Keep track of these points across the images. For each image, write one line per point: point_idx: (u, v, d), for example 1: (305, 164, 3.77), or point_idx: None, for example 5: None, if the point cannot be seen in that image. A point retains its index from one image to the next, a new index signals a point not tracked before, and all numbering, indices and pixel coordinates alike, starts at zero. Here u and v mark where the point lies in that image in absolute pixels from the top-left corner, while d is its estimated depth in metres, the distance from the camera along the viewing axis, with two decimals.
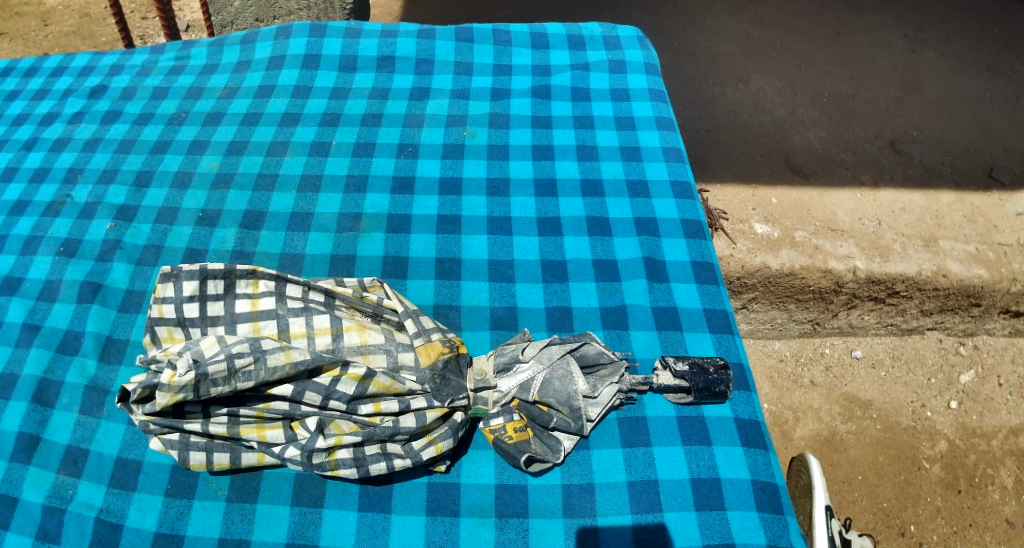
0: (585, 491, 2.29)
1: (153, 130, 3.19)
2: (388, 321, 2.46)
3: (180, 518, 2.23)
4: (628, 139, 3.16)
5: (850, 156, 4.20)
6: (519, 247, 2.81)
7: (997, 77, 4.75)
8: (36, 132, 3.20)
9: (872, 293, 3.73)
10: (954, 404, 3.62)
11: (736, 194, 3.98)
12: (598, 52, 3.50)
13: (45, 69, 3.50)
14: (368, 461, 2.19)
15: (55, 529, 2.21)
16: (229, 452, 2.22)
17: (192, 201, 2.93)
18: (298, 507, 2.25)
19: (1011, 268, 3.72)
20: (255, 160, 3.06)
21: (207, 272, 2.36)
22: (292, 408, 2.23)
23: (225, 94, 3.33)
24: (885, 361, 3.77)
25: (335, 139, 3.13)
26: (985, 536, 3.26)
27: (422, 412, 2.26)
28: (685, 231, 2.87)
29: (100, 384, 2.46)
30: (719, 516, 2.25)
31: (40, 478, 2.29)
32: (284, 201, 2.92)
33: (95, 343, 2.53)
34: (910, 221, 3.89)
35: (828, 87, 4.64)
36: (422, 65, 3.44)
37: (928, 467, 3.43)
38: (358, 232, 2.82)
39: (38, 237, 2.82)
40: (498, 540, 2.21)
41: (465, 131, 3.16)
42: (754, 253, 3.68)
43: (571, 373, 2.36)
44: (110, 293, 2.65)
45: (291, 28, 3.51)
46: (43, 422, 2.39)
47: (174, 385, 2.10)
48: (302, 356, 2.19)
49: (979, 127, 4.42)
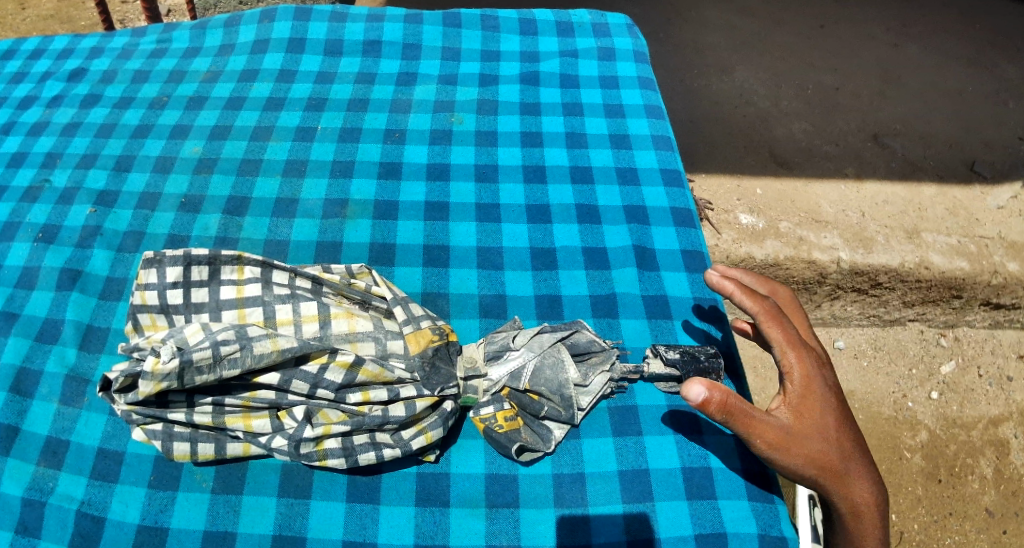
0: (575, 480, 2.28)
1: (133, 114, 3.11)
2: (377, 308, 2.41)
3: (164, 510, 2.18)
4: (616, 126, 3.14)
5: (834, 148, 4.23)
6: (507, 235, 2.79)
7: (981, 69, 4.78)
8: (14, 116, 3.12)
9: (855, 285, 3.76)
10: (935, 395, 3.66)
11: (721, 185, 3.99)
12: (587, 39, 3.48)
13: (21, 52, 3.39)
14: (357, 451, 2.17)
15: (35, 522, 2.16)
16: (215, 443, 2.18)
17: (174, 186, 2.86)
18: (285, 498, 2.21)
19: (992, 260, 3.76)
20: (239, 145, 2.99)
21: (191, 257, 2.29)
22: (279, 397, 2.18)
23: (207, 78, 3.25)
24: (867, 351, 3.80)
25: (320, 124, 3.07)
26: (964, 525, 3.31)
27: (411, 401, 2.22)
28: (675, 220, 2.86)
29: (80, 374, 2.39)
30: (710, 505, 2.25)
31: (18, 470, 2.23)
32: (269, 187, 2.86)
33: (75, 331, 2.46)
34: (893, 213, 3.92)
35: (814, 78, 4.65)
36: (410, 51, 3.38)
37: (909, 457, 3.47)
38: (344, 219, 2.78)
39: (15, 222, 2.74)
40: (488, 531, 2.20)
41: (453, 117, 3.12)
42: (739, 243, 3.71)
43: (562, 361, 2.31)
44: (91, 281, 2.59)
45: (275, 11, 3.42)
46: (22, 413, 2.32)
47: (158, 373, 2.04)
48: (289, 343, 2.12)
49: (963, 119, 4.43)
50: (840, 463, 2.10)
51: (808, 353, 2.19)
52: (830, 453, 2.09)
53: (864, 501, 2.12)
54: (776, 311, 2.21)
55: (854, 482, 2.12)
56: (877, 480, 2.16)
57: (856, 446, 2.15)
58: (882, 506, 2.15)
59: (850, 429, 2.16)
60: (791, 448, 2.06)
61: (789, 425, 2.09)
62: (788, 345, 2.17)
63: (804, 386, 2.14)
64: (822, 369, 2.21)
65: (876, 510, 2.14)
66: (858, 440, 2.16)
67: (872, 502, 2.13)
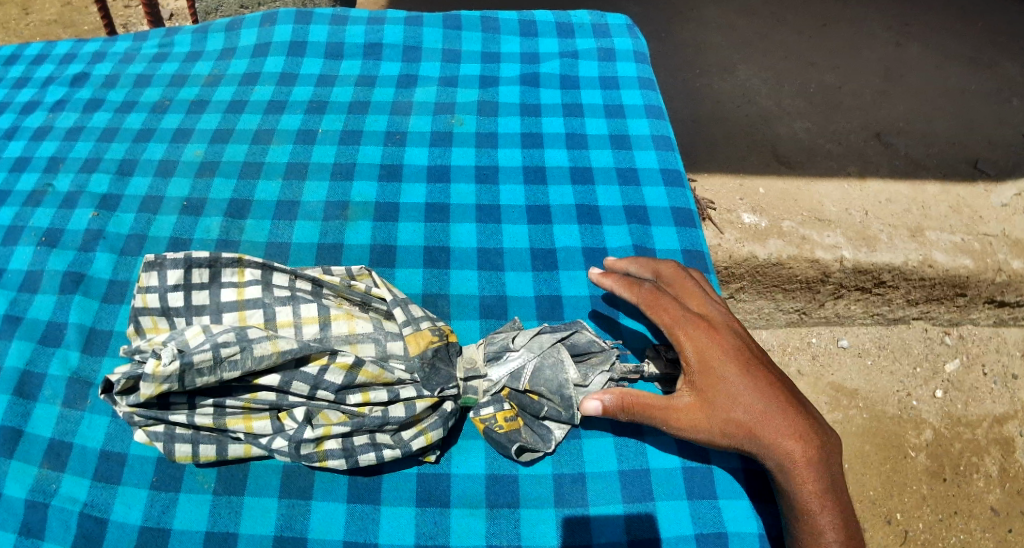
0: (576, 481, 2.28)
1: (136, 118, 3.13)
2: (377, 309, 2.42)
3: (166, 511, 2.20)
4: (617, 127, 3.14)
5: (836, 147, 4.22)
6: (508, 235, 2.79)
7: (985, 66, 4.75)
8: (18, 121, 3.14)
9: (858, 283, 3.74)
10: (940, 393, 3.64)
11: (723, 184, 4.00)
12: (587, 40, 3.48)
13: (25, 57, 3.42)
14: (357, 452, 2.18)
15: (38, 524, 2.18)
16: (216, 444, 2.19)
17: (176, 189, 2.87)
18: (287, 499, 2.22)
19: (996, 258, 3.75)
20: (241, 148, 3.01)
21: (192, 260, 2.30)
22: (279, 399, 2.19)
23: (209, 82, 3.26)
24: (871, 350, 3.78)
25: (321, 126, 3.08)
26: (969, 524, 3.30)
27: (411, 402, 2.23)
28: (676, 220, 2.86)
29: (83, 376, 2.41)
30: (711, 504, 2.24)
31: (22, 472, 2.25)
32: (270, 189, 2.88)
33: (78, 334, 2.48)
34: (896, 211, 3.91)
35: (815, 77, 4.64)
36: (410, 53, 3.39)
37: (915, 456, 3.46)
38: (345, 220, 2.79)
39: (19, 226, 2.76)
40: (489, 531, 2.21)
41: (454, 119, 3.13)
42: (742, 243, 3.71)
43: (562, 361, 2.30)
44: (94, 284, 2.60)
45: (277, 14, 3.44)
46: (25, 415, 2.34)
47: (159, 376, 2.05)
48: (289, 345, 2.14)
49: (966, 116, 4.42)
50: (749, 424, 2.10)
51: (696, 324, 2.23)
52: (741, 416, 2.10)
53: (793, 453, 2.09)
54: (656, 295, 2.30)
55: (777, 440, 2.10)
56: (805, 431, 2.12)
57: (773, 402, 2.13)
58: (818, 456, 2.10)
59: (763, 386, 2.15)
60: (693, 418, 2.12)
61: (690, 397, 2.14)
62: (671, 322, 2.25)
63: (699, 357, 2.18)
64: (719, 336, 2.23)
65: (810, 461, 2.09)
66: (774, 395, 2.14)
67: (803, 455, 2.09)
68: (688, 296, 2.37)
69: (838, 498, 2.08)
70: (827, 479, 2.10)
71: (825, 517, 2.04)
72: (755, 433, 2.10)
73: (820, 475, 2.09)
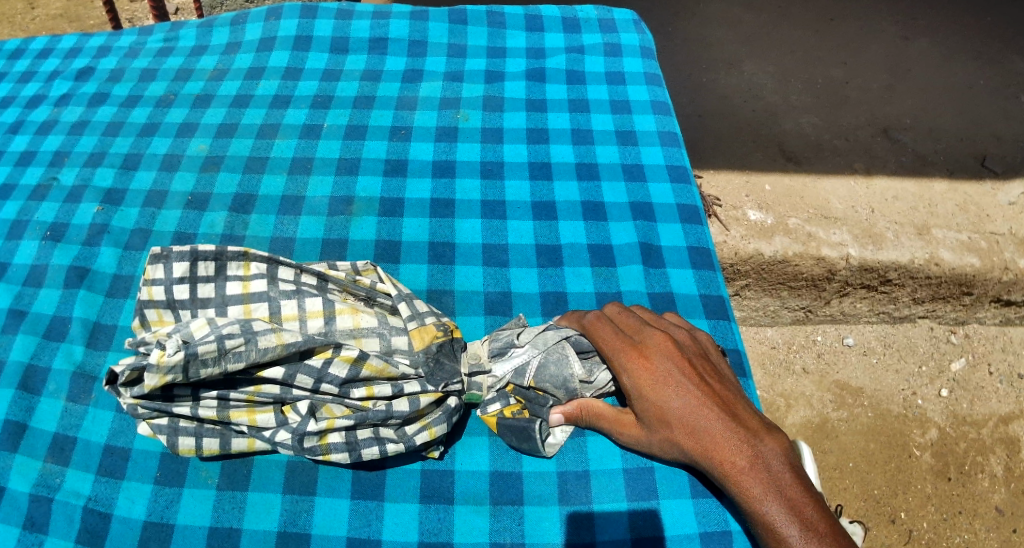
0: (580, 478, 2.27)
1: (141, 112, 3.12)
2: (381, 304, 2.41)
3: (170, 506, 2.19)
4: (622, 123, 3.12)
5: (842, 143, 4.19)
6: (513, 231, 2.78)
7: (995, 60, 4.70)
8: (22, 115, 3.13)
9: (864, 281, 3.72)
10: (945, 392, 3.62)
11: (729, 181, 3.99)
12: (593, 35, 3.45)
13: (30, 52, 3.41)
14: (361, 445, 2.17)
15: (42, 518, 2.18)
16: (219, 438, 2.18)
17: (180, 184, 2.87)
18: (290, 494, 2.22)
19: (1002, 257, 3.72)
20: (245, 143, 3.00)
21: (198, 253, 2.29)
22: (283, 392, 2.18)
23: (213, 76, 3.26)
24: (877, 348, 3.77)
25: (326, 121, 3.07)
26: (974, 524, 3.28)
27: (415, 396, 2.22)
28: (682, 216, 2.84)
29: (87, 370, 2.41)
30: (716, 503, 2.23)
31: (26, 466, 2.25)
32: (275, 185, 2.87)
33: (82, 328, 2.48)
34: (903, 209, 3.89)
35: (822, 73, 4.61)
36: (416, 47, 3.38)
37: (919, 454, 3.44)
38: (350, 215, 2.78)
39: (24, 221, 2.76)
40: (493, 528, 2.20)
41: (459, 114, 3.12)
42: (748, 240, 3.70)
43: (566, 357, 2.29)
44: (98, 278, 2.60)
45: (282, 8, 3.45)
46: (30, 409, 2.34)
47: (163, 366, 2.05)
48: (294, 338, 2.15)
49: (974, 113, 4.38)
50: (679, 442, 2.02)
51: (627, 350, 2.13)
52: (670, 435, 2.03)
53: (725, 466, 1.95)
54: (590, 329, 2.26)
55: (706, 454, 1.98)
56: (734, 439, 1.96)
57: (697, 415, 2.00)
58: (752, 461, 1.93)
59: (688, 398, 2.02)
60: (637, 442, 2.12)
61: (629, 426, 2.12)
62: (608, 351, 2.17)
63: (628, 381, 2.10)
64: (650, 355, 2.11)
65: (743, 468, 1.93)
66: (701, 406, 2.01)
67: (736, 462, 1.94)
68: (631, 316, 2.26)
69: (784, 498, 1.86)
70: (770, 483, 1.89)
71: (773, 521, 1.84)
72: (687, 449, 2.01)
73: (761, 478, 1.90)
